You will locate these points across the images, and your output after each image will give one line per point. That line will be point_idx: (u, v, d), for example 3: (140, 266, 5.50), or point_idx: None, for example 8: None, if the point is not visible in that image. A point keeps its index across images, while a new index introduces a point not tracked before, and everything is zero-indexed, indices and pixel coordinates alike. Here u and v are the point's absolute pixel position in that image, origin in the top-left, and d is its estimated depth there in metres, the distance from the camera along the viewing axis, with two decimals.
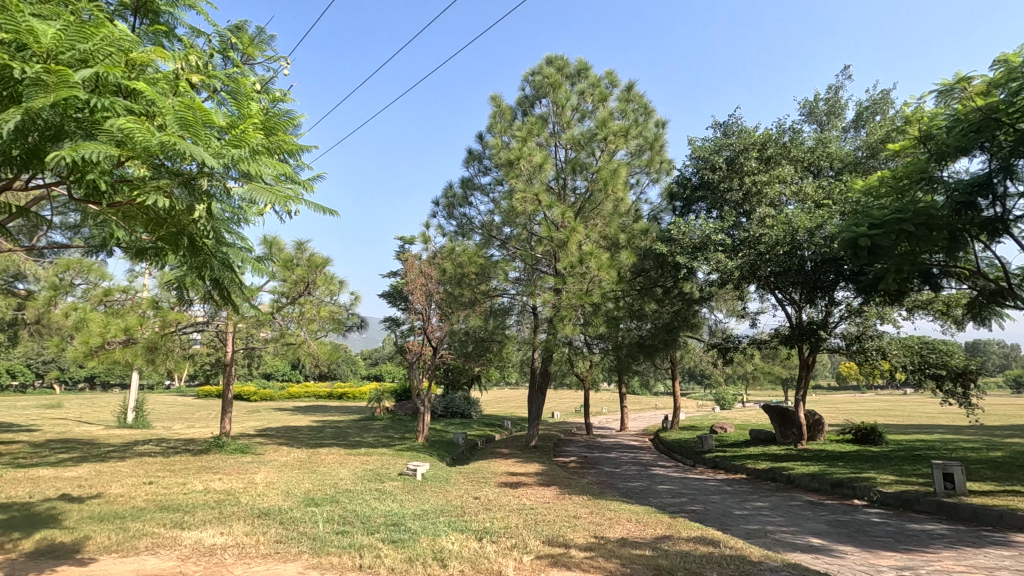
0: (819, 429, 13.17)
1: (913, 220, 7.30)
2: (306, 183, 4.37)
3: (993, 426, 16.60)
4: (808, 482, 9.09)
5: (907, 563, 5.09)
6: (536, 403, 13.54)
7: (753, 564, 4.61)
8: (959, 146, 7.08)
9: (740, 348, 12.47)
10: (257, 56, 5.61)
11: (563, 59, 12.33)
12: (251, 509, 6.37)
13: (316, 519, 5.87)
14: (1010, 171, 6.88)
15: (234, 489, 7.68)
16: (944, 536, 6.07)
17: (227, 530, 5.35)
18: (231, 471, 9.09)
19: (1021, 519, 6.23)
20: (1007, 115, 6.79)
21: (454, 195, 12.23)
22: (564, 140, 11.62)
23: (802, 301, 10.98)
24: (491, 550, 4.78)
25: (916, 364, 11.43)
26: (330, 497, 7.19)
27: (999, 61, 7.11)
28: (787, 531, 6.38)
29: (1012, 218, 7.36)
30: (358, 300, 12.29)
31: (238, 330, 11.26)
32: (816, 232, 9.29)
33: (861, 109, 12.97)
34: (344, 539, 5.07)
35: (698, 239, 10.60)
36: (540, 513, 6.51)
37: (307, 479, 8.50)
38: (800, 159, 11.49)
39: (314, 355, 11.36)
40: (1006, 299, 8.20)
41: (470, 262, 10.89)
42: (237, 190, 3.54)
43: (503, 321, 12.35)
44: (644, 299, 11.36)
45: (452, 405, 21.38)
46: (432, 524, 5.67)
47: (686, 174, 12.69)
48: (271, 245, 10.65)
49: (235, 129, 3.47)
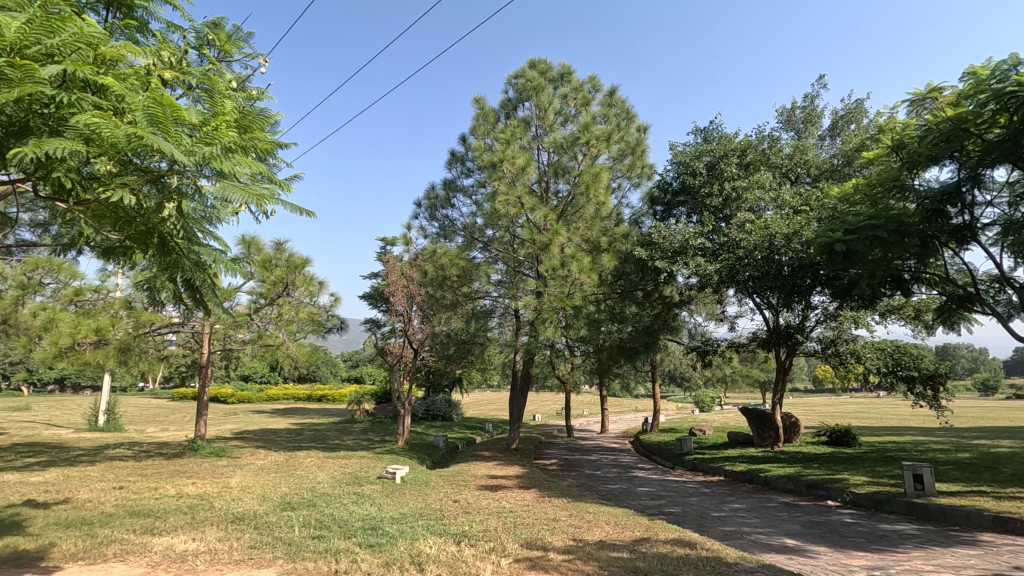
0: (794, 432, 13.40)
1: (886, 226, 7.46)
2: (283, 183, 4.30)
3: (962, 428, 17.11)
4: (784, 483, 9.24)
5: (878, 563, 5.19)
6: (518, 407, 13.53)
7: (729, 565, 4.66)
8: (930, 155, 7.33)
9: (718, 351, 12.68)
10: (234, 54, 5.50)
11: (546, 63, 12.38)
12: (225, 513, 6.25)
13: (292, 523, 5.79)
14: (977, 180, 7.06)
15: (208, 493, 7.52)
16: (913, 536, 6.19)
17: (198, 535, 5.24)
18: (205, 475, 8.91)
19: (987, 519, 6.40)
20: (975, 125, 7.06)
21: (436, 196, 12.19)
22: (547, 144, 11.64)
23: (780, 305, 11.19)
24: (469, 553, 4.76)
25: (889, 366, 11.67)
26: (307, 500, 7.10)
27: (968, 73, 7.28)
28: (763, 533, 6.47)
29: (980, 226, 7.60)
30: (338, 300, 12.14)
31: (215, 330, 11.08)
32: (793, 238, 9.53)
33: (837, 117, 13.24)
34: (320, 544, 5.00)
35: (677, 243, 10.69)
36: (520, 515, 6.51)
37: (283, 483, 8.37)
38: (779, 166, 11.67)
39: (292, 356, 11.19)
40: (975, 305, 8.38)
41: (451, 264, 10.98)
42: (209, 188, 3.49)
43: (485, 323, 11.92)
44: (625, 301, 11.34)
45: (433, 407, 21.31)
46: (410, 527, 5.63)
47: (667, 179, 12.86)
48: (250, 246, 10.46)
49: (207, 126, 3.39)
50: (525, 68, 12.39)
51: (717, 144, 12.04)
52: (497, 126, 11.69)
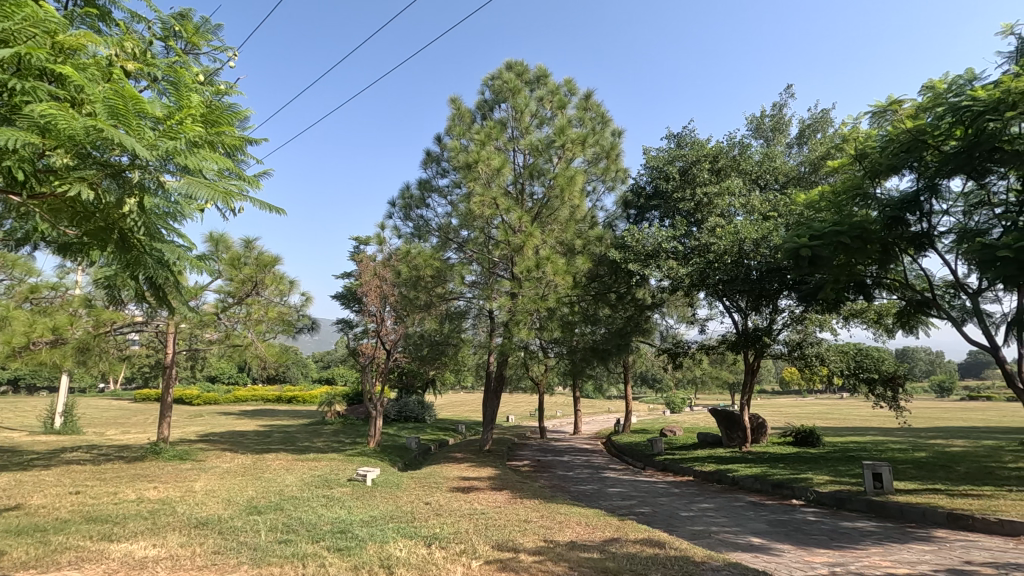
0: (761, 432, 13.71)
1: (850, 232, 7.68)
2: (251, 180, 4.22)
3: (920, 429, 17.76)
4: (751, 483, 9.44)
5: (839, 559, 5.35)
6: (491, 408, 13.53)
7: (696, 564, 4.72)
8: (891, 164, 7.60)
9: (688, 353, 12.91)
10: (202, 46, 5.35)
11: (523, 65, 12.44)
12: (188, 518, 6.06)
13: (258, 527, 5.66)
14: (935, 189, 7.42)
15: (170, 498, 7.29)
16: (873, 533, 6.40)
17: (160, 541, 5.08)
18: (168, 479, 8.64)
19: (941, 515, 6.65)
20: (933, 137, 7.34)
21: (411, 196, 12.10)
22: (523, 145, 11.64)
23: (748, 308, 11.44)
24: (439, 556, 4.72)
25: (851, 369, 12.04)
26: (274, 504, 6.96)
27: (926, 87, 7.56)
28: (730, 532, 6.59)
29: (937, 234, 7.91)
30: (309, 300, 11.90)
31: (180, 330, 10.81)
32: (761, 243, 9.79)
33: (804, 126, 13.62)
34: (287, 548, 4.90)
35: (650, 247, 10.83)
36: (491, 517, 6.50)
37: (250, 486, 8.18)
38: (749, 172, 11.94)
39: (261, 357, 11.04)
40: (932, 309, 8.71)
41: (426, 265, 10.88)
42: (172, 184, 3.39)
43: (459, 324, 11.78)
44: (599, 304, 11.46)
45: (406, 409, 21.10)
46: (380, 530, 5.56)
47: (640, 183, 13.01)
48: (217, 243, 10.19)
49: (171, 120, 3.30)
50: (501, 69, 12.42)
51: (690, 149, 12.24)
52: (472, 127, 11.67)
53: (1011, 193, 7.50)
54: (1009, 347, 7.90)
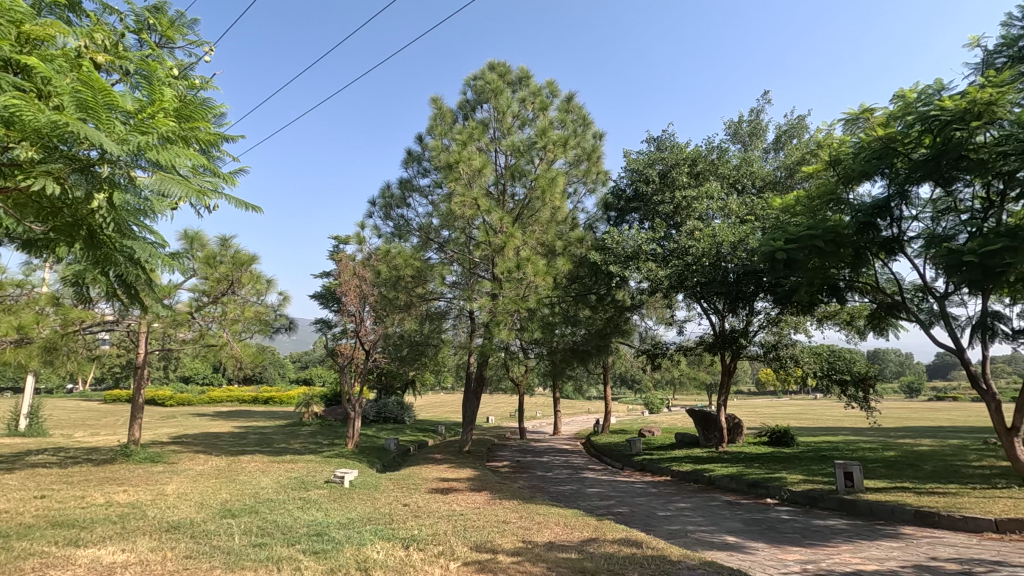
0: (738, 432, 13.92)
1: (823, 237, 7.87)
2: (227, 177, 4.15)
3: (890, 429, 18.19)
4: (727, 483, 9.57)
5: (811, 557, 5.46)
6: (471, 408, 13.52)
7: (673, 563, 4.77)
8: (863, 171, 7.79)
9: (667, 354, 13.05)
10: (177, 40, 5.24)
11: (505, 66, 12.44)
12: (159, 522, 5.93)
13: (232, 531, 5.56)
14: (905, 196, 7.64)
15: (141, 501, 7.10)
16: (844, 530, 6.55)
17: (129, 546, 4.95)
18: (138, 482, 8.43)
19: (908, 513, 6.83)
20: (903, 145, 7.57)
21: (392, 195, 12.03)
22: (505, 146, 11.64)
23: (725, 310, 11.62)
24: (418, 558, 4.69)
25: (824, 370, 12.31)
26: (249, 507, 6.84)
27: (898, 96, 7.75)
28: (706, 531, 6.67)
29: (907, 239, 8.14)
30: (287, 300, 11.74)
31: (152, 330, 10.63)
32: (738, 246, 9.97)
33: (781, 132, 13.87)
34: (262, 552, 4.82)
35: (631, 249, 10.92)
36: (470, 518, 6.48)
37: (224, 489, 8.02)
38: (727, 176, 12.12)
39: (236, 357, 10.83)
40: (901, 312, 8.96)
41: (406, 265, 10.82)
42: (144, 180, 3.32)
43: (438, 325, 12.00)
44: (579, 305, 11.52)
45: (385, 410, 20.91)
46: (357, 533, 5.51)
47: (621, 186, 13.11)
48: (192, 241, 10.00)
49: (143, 114, 3.23)
50: (484, 69, 12.42)
51: (669, 153, 12.38)
52: (454, 127, 11.64)
53: (977, 200, 7.76)
54: (973, 349, 8.16)
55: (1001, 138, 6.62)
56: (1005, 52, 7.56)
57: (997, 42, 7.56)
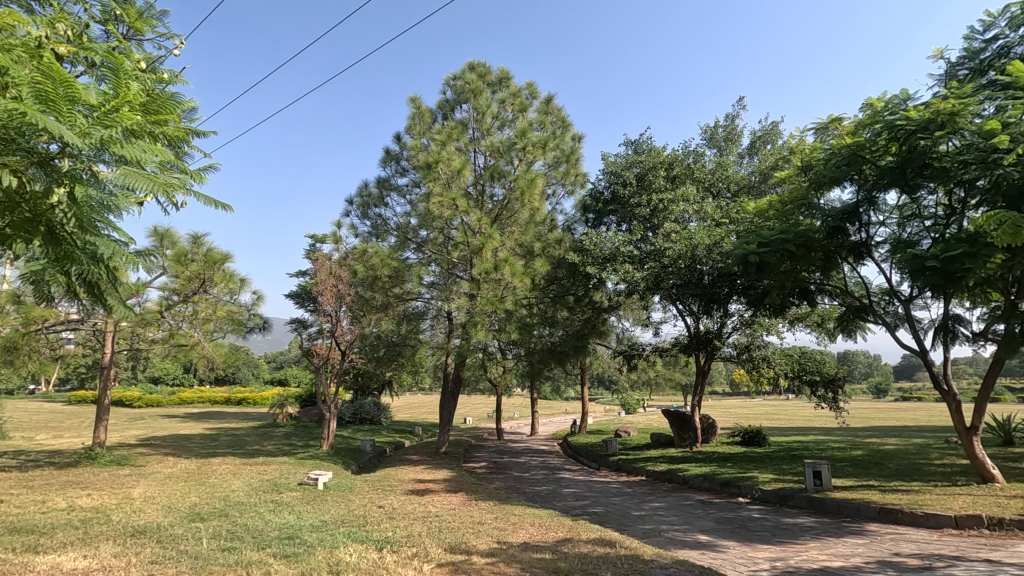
0: (712, 432, 14.13)
1: (794, 240, 8.05)
2: (195, 174, 4.06)
3: (858, 429, 18.69)
4: (700, 482, 9.71)
5: (779, 554, 5.58)
6: (448, 408, 13.48)
7: (645, 562, 4.81)
8: (834, 177, 7.96)
9: (643, 355, 13.19)
10: (145, 32, 5.11)
11: (485, 66, 12.42)
12: (124, 527, 5.77)
13: (199, 535, 5.44)
14: (872, 202, 7.87)
15: (105, 506, 6.89)
16: (811, 528, 6.71)
17: (91, 552, 4.80)
18: (103, 486, 8.17)
19: (873, 510, 7.02)
20: (870, 152, 7.79)
21: (369, 195, 11.91)
22: (484, 147, 11.63)
23: (700, 312, 11.81)
24: (391, 560, 4.65)
25: (795, 371, 12.56)
26: (218, 510, 6.69)
27: (866, 105, 7.92)
28: (679, 530, 6.76)
29: (874, 243, 8.39)
30: (261, 299, 11.54)
31: (120, 330, 10.35)
32: (713, 249, 10.16)
33: (755, 138, 14.14)
34: (231, 556, 4.73)
35: (608, 251, 10.98)
36: (445, 520, 6.45)
37: (193, 492, 7.85)
38: (703, 180, 12.29)
39: (208, 357, 10.56)
40: (868, 315, 9.22)
41: (383, 265, 10.76)
42: (108, 175, 3.24)
43: (416, 325, 11.77)
44: (557, 306, 11.60)
45: (361, 411, 20.67)
46: (330, 535, 5.43)
47: (599, 188, 13.23)
48: (162, 238, 9.74)
49: (106, 108, 3.16)
50: (463, 69, 12.39)
51: (647, 156, 12.49)
52: (433, 127, 11.59)
53: (940, 206, 8.02)
54: (935, 350, 8.43)
55: (962, 147, 6.85)
56: (967, 64, 7.83)
57: (959, 54, 7.83)
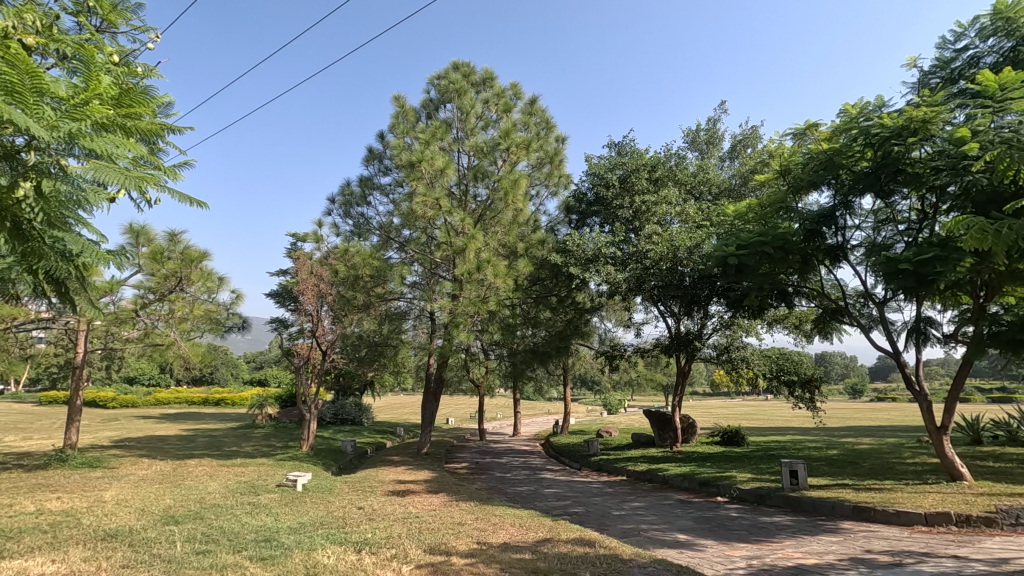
0: (691, 432, 14.27)
1: (772, 243, 8.16)
2: (170, 170, 3.97)
3: (834, 429, 19.01)
4: (680, 481, 9.80)
5: (756, 553, 5.65)
6: (430, 409, 13.44)
7: (624, 562, 4.84)
8: (811, 180, 8.09)
9: (625, 356, 13.26)
10: (119, 24, 4.99)
11: (469, 67, 12.41)
12: (95, 531, 5.63)
13: (173, 538, 5.33)
14: (848, 206, 8.04)
15: (75, 509, 6.72)
16: (787, 527, 6.81)
17: (59, 556, 4.68)
18: (73, 489, 7.96)
19: (848, 509, 7.15)
20: (847, 158, 7.92)
21: (351, 194, 11.81)
22: (467, 147, 11.63)
23: (681, 313, 11.92)
24: (369, 562, 4.61)
25: (773, 372, 12.73)
26: (193, 513, 6.57)
27: (842, 111, 8.04)
28: (658, 529, 6.82)
29: (850, 247, 8.54)
30: (240, 298, 11.38)
31: (94, 328, 10.12)
32: (694, 251, 10.26)
33: (735, 141, 14.31)
34: (205, 559, 4.64)
35: (591, 252, 10.99)
36: (426, 521, 6.41)
37: (168, 495, 7.68)
38: (684, 183, 12.44)
39: (184, 356, 10.36)
40: (844, 317, 9.39)
41: (364, 264, 10.75)
42: (77, 170, 3.16)
43: (399, 325, 11.61)
44: (539, 307, 11.66)
45: (342, 412, 20.47)
46: (308, 537, 5.37)
47: (582, 190, 13.29)
48: (138, 235, 9.53)
49: (76, 100, 3.08)
50: (448, 69, 12.37)
51: (630, 158, 12.58)
52: (416, 126, 11.51)
53: (913, 211, 8.20)
54: (908, 352, 8.62)
55: (934, 154, 7.02)
56: (939, 73, 8.04)
57: (932, 63, 8.03)
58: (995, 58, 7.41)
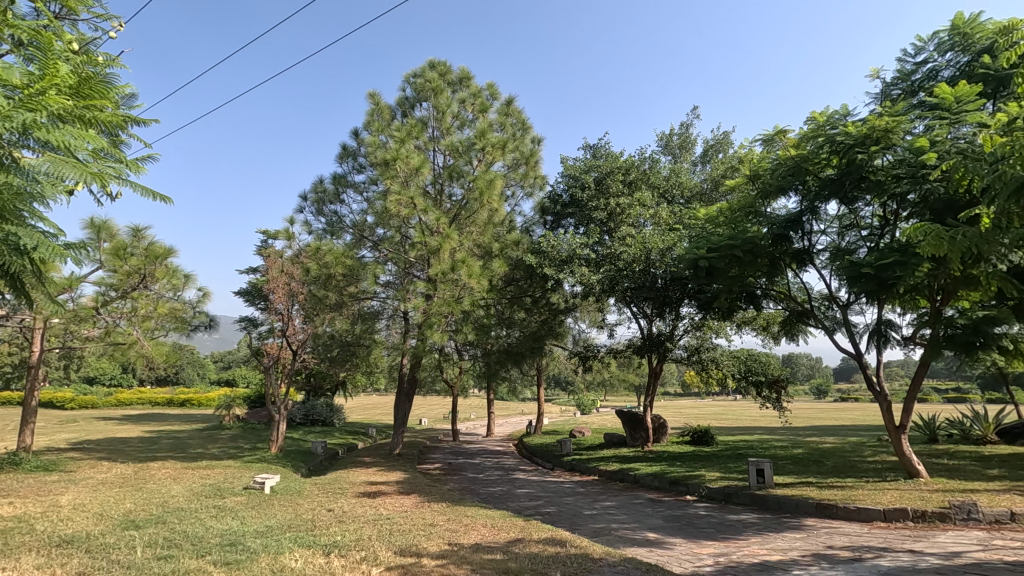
0: (662, 432, 14.46)
1: (741, 246, 8.36)
2: (132, 163, 3.86)
3: (799, 428, 19.52)
4: (651, 480, 9.93)
5: (722, 550, 5.76)
6: (402, 410, 13.30)
7: (594, 561, 4.88)
8: (779, 186, 8.31)
9: (598, 356, 13.35)
10: (79, 11, 4.82)
11: (445, 66, 12.34)
12: (49, 537, 5.41)
13: (133, 544, 5.16)
14: (814, 212, 8.27)
15: (29, 514, 6.45)
16: (753, 524, 6.96)
17: (9, 565, 4.48)
18: (26, 494, 7.63)
19: (811, 506, 7.34)
20: (813, 165, 8.08)
21: (324, 191, 11.63)
22: (443, 146, 11.61)
23: (653, 314, 12.08)
24: (338, 565, 4.54)
25: (742, 373, 12.98)
26: (155, 517, 6.37)
27: (809, 118, 8.25)
28: (628, 528, 6.89)
29: (815, 251, 8.79)
30: (207, 296, 11.10)
31: (51, 326, 9.74)
32: (666, 253, 10.41)
33: (707, 146, 14.59)
34: (167, 565, 4.51)
35: (565, 253, 10.96)
36: (397, 522, 6.35)
37: (128, 498, 7.43)
38: (657, 186, 12.61)
39: (147, 356, 10.03)
40: (809, 319, 9.65)
41: (336, 263, 10.49)
42: (32, 162, 3.04)
43: (371, 325, 11.70)
44: (513, 307, 11.71)
45: (313, 412, 20.12)
46: (275, 541, 5.27)
47: (557, 191, 13.32)
48: (99, 230, 9.21)
49: (31, 89, 2.94)
50: (424, 68, 12.27)
51: (604, 161, 12.70)
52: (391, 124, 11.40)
53: (875, 218, 8.50)
54: (870, 353, 8.91)
55: (895, 162, 7.28)
56: (900, 85, 8.32)
57: (893, 75, 8.32)
58: (952, 71, 7.70)
